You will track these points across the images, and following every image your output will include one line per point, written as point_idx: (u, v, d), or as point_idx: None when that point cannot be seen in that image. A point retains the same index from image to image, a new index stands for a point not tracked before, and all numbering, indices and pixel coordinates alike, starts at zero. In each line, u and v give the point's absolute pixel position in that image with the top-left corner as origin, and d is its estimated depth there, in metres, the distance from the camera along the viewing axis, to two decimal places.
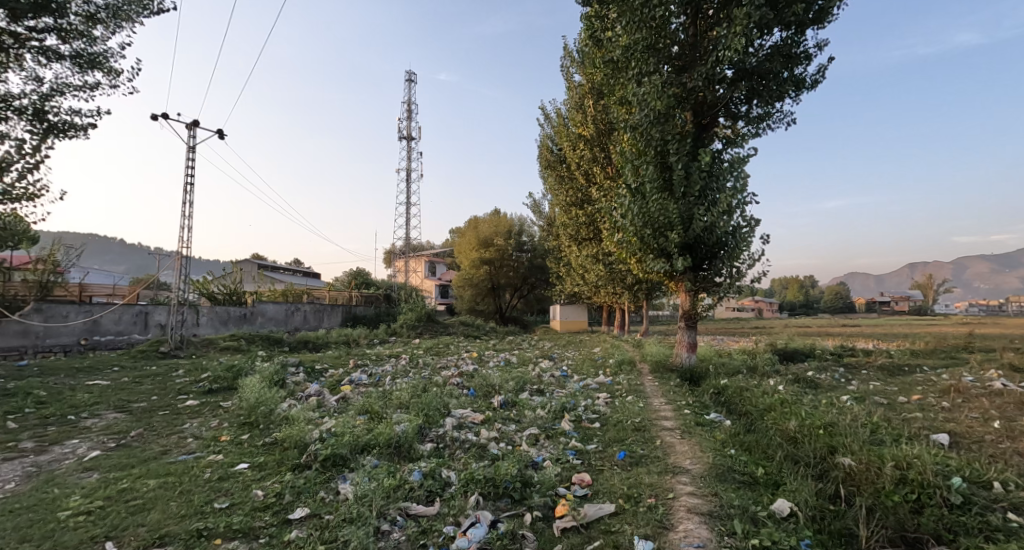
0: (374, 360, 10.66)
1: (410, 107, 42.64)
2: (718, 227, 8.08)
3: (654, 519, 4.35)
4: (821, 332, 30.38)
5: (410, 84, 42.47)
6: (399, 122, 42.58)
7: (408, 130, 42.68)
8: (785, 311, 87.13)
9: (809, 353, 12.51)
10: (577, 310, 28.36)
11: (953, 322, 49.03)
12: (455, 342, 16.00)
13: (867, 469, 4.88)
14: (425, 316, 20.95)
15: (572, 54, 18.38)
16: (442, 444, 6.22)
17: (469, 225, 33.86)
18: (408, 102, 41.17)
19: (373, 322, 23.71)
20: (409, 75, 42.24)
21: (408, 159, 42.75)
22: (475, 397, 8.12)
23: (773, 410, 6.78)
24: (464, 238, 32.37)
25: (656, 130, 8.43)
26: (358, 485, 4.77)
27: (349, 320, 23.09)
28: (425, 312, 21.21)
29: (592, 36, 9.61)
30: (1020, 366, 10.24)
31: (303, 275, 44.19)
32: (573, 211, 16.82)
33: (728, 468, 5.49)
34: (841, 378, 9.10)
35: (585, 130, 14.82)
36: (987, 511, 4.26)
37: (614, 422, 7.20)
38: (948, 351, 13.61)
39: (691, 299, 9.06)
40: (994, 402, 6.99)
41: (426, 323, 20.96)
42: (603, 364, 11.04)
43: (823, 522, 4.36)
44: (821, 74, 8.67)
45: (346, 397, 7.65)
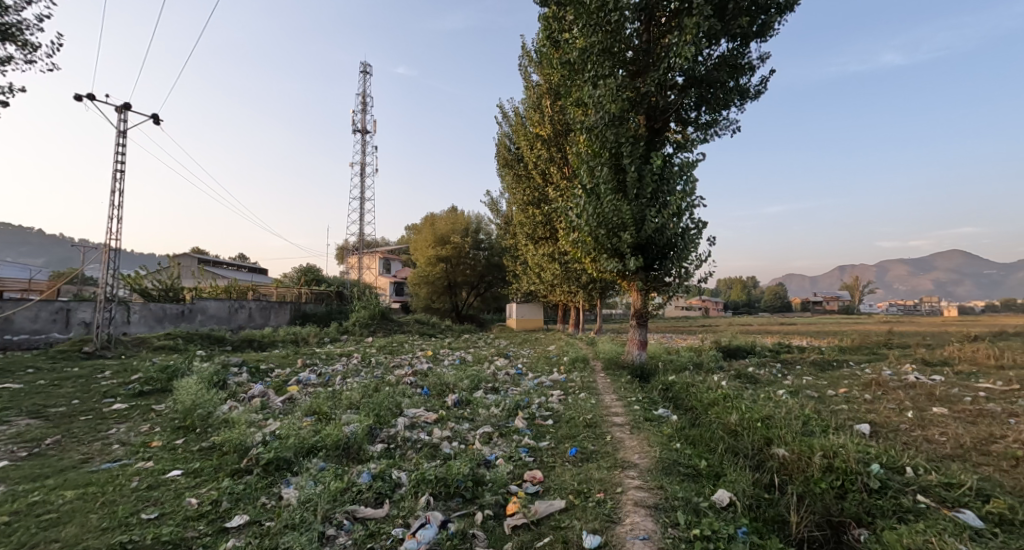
0: (324, 360, 10.29)
1: (365, 100, 41.75)
2: (668, 229, 8.34)
3: (602, 514, 4.45)
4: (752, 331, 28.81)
5: (366, 76, 41.65)
6: (353, 114, 41.74)
7: (362, 123, 41.87)
8: (728, 310, 91.55)
9: (750, 349, 13.21)
10: (534, 309, 28.67)
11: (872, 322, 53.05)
12: (409, 340, 15.72)
13: (798, 458, 5.23)
14: (379, 315, 20.48)
15: (530, 54, 18.48)
16: (393, 444, 6.11)
17: (425, 222, 33.43)
18: (362, 94, 40.76)
19: (324, 320, 22.91)
20: (363, 67, 41.48)
21: (363, 153, 42.04)
22: (429, 397, 7.99)
23: (717, 404, 7.11)
24: (420, 236, 31.92)
25: (610, 132, 8.60)
26: (304, 489, 4.61)
27: (299, 318, 22.20)
28: (380, 310, 20.74)
29: (550, 37, 9.67)
30: (931, 361, 11.23)
31: (250, 271, 42.15)
32: (529, 210, 16.94)
33: (673, 462, 5.69)
34: (778, 374, 9.63)
35: (543, 130, 14.91)
36: (900, 494, 4.63)
37: (567, 419, 7.32)
38: (871, 347, 14.76)
39: (642, 299, 9.37)
40: (909, 394, 7.64)
41: (380, 321, 20.50)
42: (557, 362, 11.18)
43: (758, 510, 4.63)
44: (764, 85, 9.11)
45: (292, 397, 7.38)
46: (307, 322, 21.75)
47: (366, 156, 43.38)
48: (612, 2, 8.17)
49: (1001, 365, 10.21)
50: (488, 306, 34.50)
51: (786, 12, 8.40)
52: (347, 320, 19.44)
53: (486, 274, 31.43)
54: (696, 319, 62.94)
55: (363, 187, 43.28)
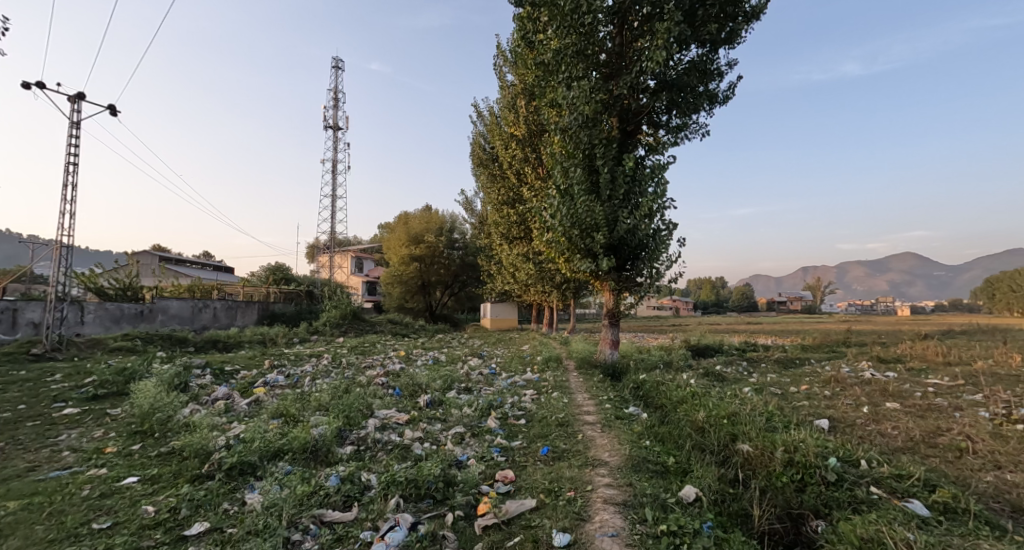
0: (292, 361, 10.05)
1: (336, 95, 41.01)
2: (640, 230, 8.48)
3: (573, 512, 4.49)
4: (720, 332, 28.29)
5: (338, 71, 40.89)
6: (324, 110, 40.95)
7: (334, 119, 41.13)
8: (698, 310, 93.60)
9: (718, 348, 13.55)
10: (509, 309, 28.72)
11: (829, 322, 55.16)
12: (381, 340, 15.52)
13: (761, 454, 5.41)
14: (351, 314, 20.13)
15: (504, 53, 18.44)
16: (363, 446, 6.03)
17: (398, 221, 33.02)
18: (333, 90, 40.06)
19: (294, 320, 22.37)
20: (335, 62, 40.66)
21: (335, 150, 41.32)
22: (401, 398, 7.91)
23: (685, 402, 7.27)
24: (394, 235, 31.55)
25: (584, 133, 8.67)
26: (269, 494, 4.49)
27: (267, 318, 21.61)
28: (352, 309, 20.40)
29: (525, 37, 9.68)
30: (885, 358, 11.76)
31: (215, 270, 40.76)
32: (504, 210, 16.97)
33: (642, 459, 5.79)
34: (744, 372, 9.92)
35: (518, 130, 14.93)
36: (855, 486, 4.83)
37: (539, 418, 7.36)
38: (831, 345, 15.35)
39: (615, 299, 9.48)
40: (865, 390, 7.99)
41: (352, 321, 20.17)
42: (531, 361, 11.23)
43: (723, 505, 4.77)
44: (732, 91, 9.34)
45: (258, 400, 7.18)
46: (275, 323, 21.19)
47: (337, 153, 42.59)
48: (586, 5, 8.24)
49: (948, 362, 10.81)
50: (462, 306, 34.37)
51: (753, 20, 8.65)
52: (317, 320, 19.05)
53: (460, 274, 31.30)
54: (667, 319, 64.35)
55: (334, 184, 42.47)
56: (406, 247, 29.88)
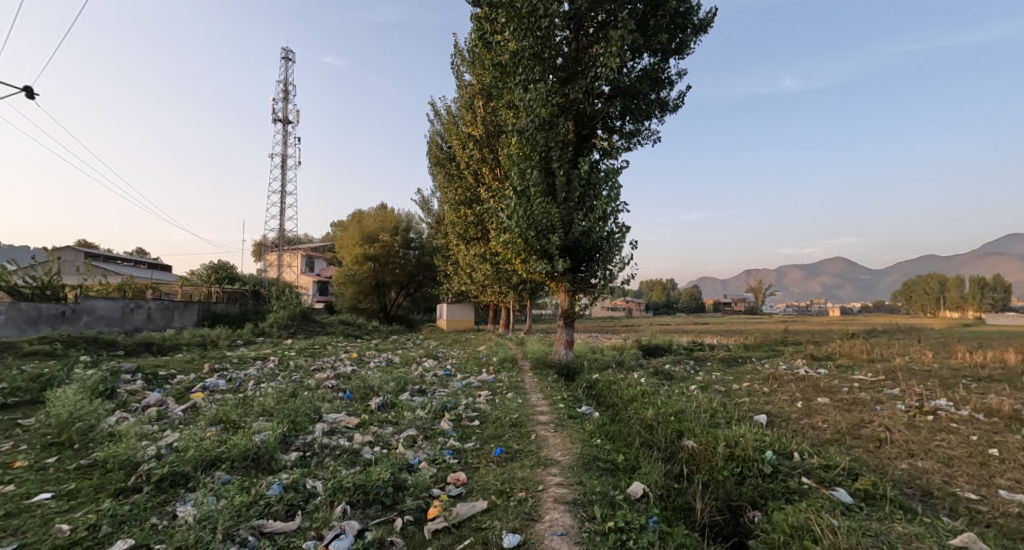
0: (235, 364, 9.55)
1: (286, 88, 39.60)
2: (594, 232, 8.64)
3: (523, 513, 4.50)
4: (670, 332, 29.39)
5: (289, 62, 39.52)
6: (274, 102, 39.46)
7: (284, 112, 39.65)
8: (651, 311, 96.93)
9: (667, 347, 14.03)
10: (468, 310, 28.60)
11: (767, 322, 58.72)
12: (333, 342, 15.03)
13: (705, 449, 5.65)
14: (300, 315, 19.41)
15: (462, 52, 18.34)
16: (309, 452, 5.82)
17: (352, 219, 32.12)
18: (283, 82, 38.68)
19: (238, 321, 21.33)
20: (285, 53, 39.24)
21: (285, 145, 39.87)
22: (351, 401, 7.69)
23: (635, 400, 7.48)
24: (347, 233, 30.66)
25: (540, 135, 8.73)
26: (202, 505, 4.23)
27: (208, 319, 20.51)
28: (301, 310, 19.66)
29: (482, 37, 9.72)
30: (818, 356, 12.56)
31: (150, 268, 38.18)
32: (461, 210, 16.87)
33: (593, 457, 5.90)
34: (690, 370, 10.31)
35: (475, 131, 14.89)
36: (788, 477, 5.11)
37: (493, 419, 7.35)
38: (770, 344, 16.25)
39: (570, 299, 9.61)
40: (799, 386, 8.51)
41: (302, 322, 19.43)
42: (486, 362, 11.21)
43: (668, 500, 4.92)
44: (682, 99, 9.68)
45: (195, 405, 6.78)
46: (217, 324, 20.14)
47: (287, 146, 41.06)
48: (543, 9, 8.35)
49: (872, 359, 11.69)
50: (419, 306, 33.93)
51: (700, 33, 9.02)
52: (264, 321, 18.21)
53: (416, 275, 30.85)
54: (622, 320, 66.02)
55: (285, 179, 40.92)
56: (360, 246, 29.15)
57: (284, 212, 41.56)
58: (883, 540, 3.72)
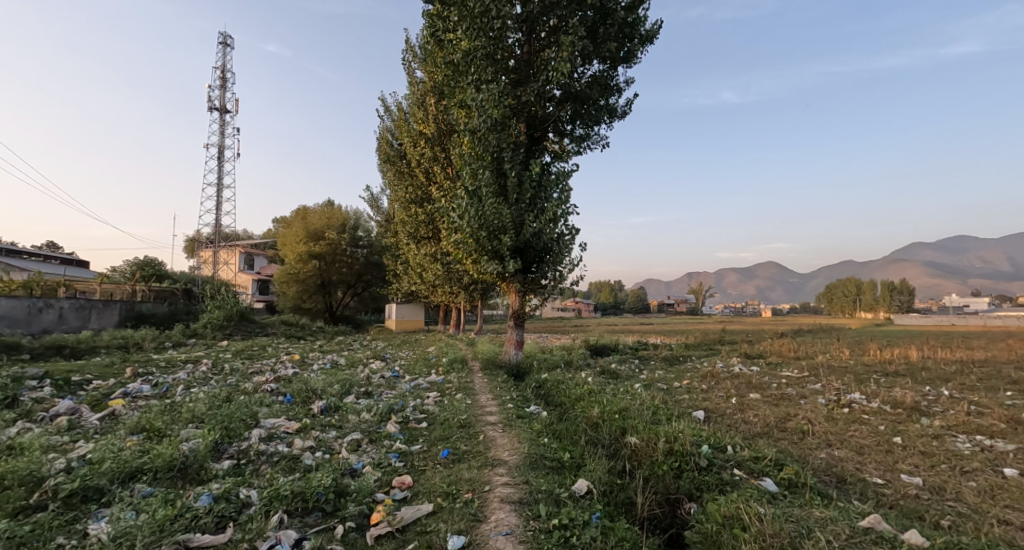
0: (162, 368, 8.87)
1: (223, 74, 37.45)
2: (544, 234, 8.76)
3: (468, 514, 4.47)
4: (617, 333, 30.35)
5: (226, 47, 37.30)
6: (210, 89, 37.21)
7: (221, 100, 37.45)
8: (599, 311, 99.59)
9: (614, 347, 14.45)
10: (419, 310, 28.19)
11: (706, 322, 61.86)
12: (273, 343, 14.33)
13: (646, 446, 5.87)
14: (237, 315, 18.36)
15: (413, 48, 18.03)
16: (244, 460, 5.51)
17: (296, 215, 30.73)
18: (219, 68, 36.51)
19: (166, 322, 19.83)
20: (222, 37, 37.07)
21: (222, 134, 37.69)
22: (292, 405, 7.36)
23: (582, 399, 7.65)
24: (290, 230, 29.31)
25: (492, 136, 8.74)
26: (119, 521, 3.89)
27: (132, 319, 19.00)
28: (239, 310, 18.60)
29: (434, 34, 9.64)
30: (751, 354, 13.35)
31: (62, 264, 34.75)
32: (412, 209, 16.58)
33: (540, 456, 5.96)
34: (635, 369, 10.66)
35: (426, 129, 14.68)
36: (722, 469, 5.39)
37: (441, 421, 7.27)
38: (709, 344, 17.12)
39: (520, 300, 9.67)
40: (733, 383, 9.01)
41: (240, 323, 18.41)
42: (436, 363, 11.08)
43: (611, 495, 5.06)
44: (630, 107, 9.99)
45: (114, 413, 6.25)
46: (141, 324, 18.71)
47: (224, 137, 38.73)
48: (495, 10, 8.36)
49: (797, 357, 12.60)
50: (367, 306, 33.04)
51: (647, 43, 9.35)
52: (197, 322, 17.09)
53: (364, 274, 30.03)
54: (572, 320, 67.36)
55: (221, 171, 38.63)
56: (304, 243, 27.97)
57: (221, 206, 39.15)
58: (804, 525, 4.00)
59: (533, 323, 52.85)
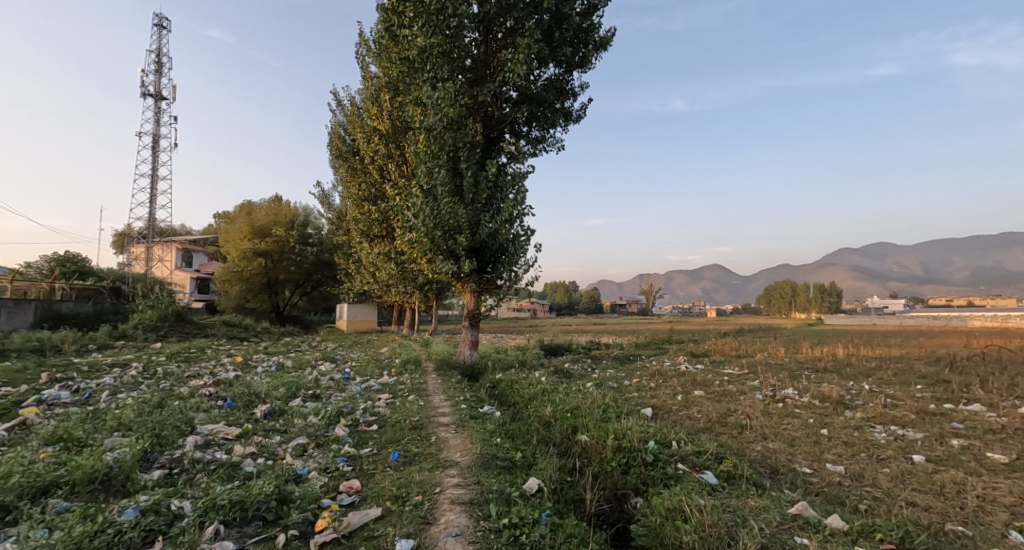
0: (84, 372, 8.18)
1: (159, 59, 35.29)
2: (500, 234, 8.79)
3: (418, 516, 4.41)
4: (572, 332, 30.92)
5: (162, 31, 35.19)
6: (145, 74, 34.97)
7: (157, 86, 35.25)
8: (555, 311, 101.06)
9: (568, 346, 14.69)
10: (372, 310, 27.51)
11: (655, 322, 64.17)
12: (213, 345, 13.58)
13: (596, 443, 6.00)
14: (173, 316, 17.27)
15: (368, 42, 17.62)
16: (177, 469, 5.17)
17: (240, 211, 29.19)
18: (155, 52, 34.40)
19: (91, 322, 18.24)
20: (157, 20, 34.91)
21: (157, 123, 35.50)
22: (232, 410, 7.00)
23: (535, 398, 7.73)
24: (234, 226, 27.83)
25: (448, 135, 8.69)
26: (28, 541, 3.54)
27: (51, 319, 17.49)
28: (175, 310, 17.48)
29: (389, 29, 9.49)
30: (696, 353, 13.95)
31: None
32: (365, 206, 16.19)
33: (491, 456, 5.97)
34: (587, 368, 10.89)
35: (381, 125, 14.39)
36: (667, 463, 5.60)
37: (392, 423, 7.14)
38: (657, 343, 17.75)
39: (475, 300, 9.65)
40: (679, 380, 9.39)
41: (175, 323, 17.33)
42: (388, 364, 10.86)
43: (561, 493, 5.13)
44: (585, 111, 10.18)
45: (26, 423, 5.71)
46: (62, 324, 17.22)
47: (159, 126, 36.33)
48: (451, 9, 8.32)
49: (739, 355, 13.28)
50: (317, 306, 31.97)
51: (601, 49, 9.57)
52: (126, 322, 15.94)
53: (314, 273, 29.01)
54: (526, 320, 68.04)
55: (157, 162, 36.29)
56: (249, 240, 26.64)
57: (156, 199, 36.63)
58: (740, 514, 4.21)
59: (489, 323, 52.90)
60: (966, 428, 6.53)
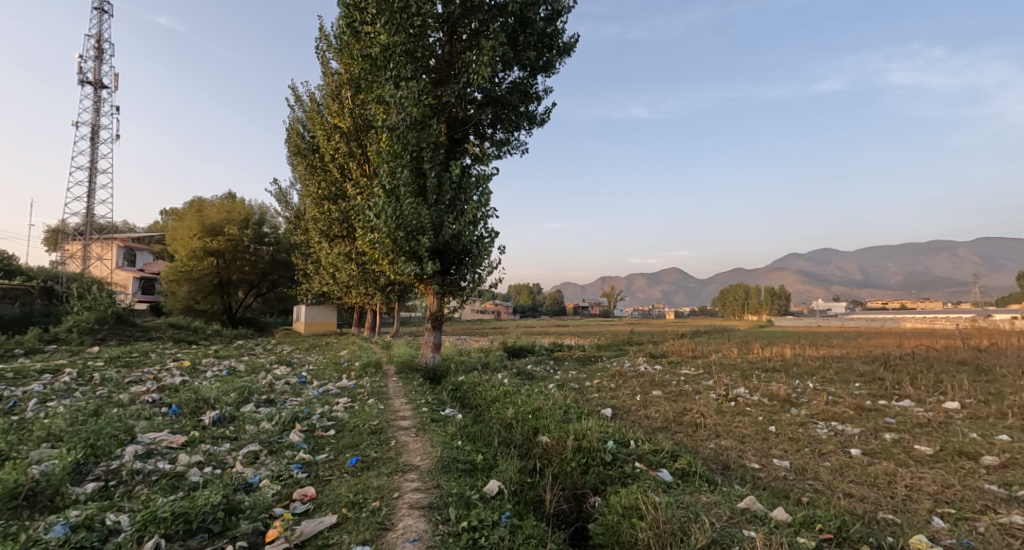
0: (8, 380, 7.55)
1: (99, 45, 33.19)
2: (464, 236, 8.74)
3: (375, 522, 4.31)
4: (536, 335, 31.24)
5: (102, 15, 33.09)
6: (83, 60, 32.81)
7: (96, 73, 33.12)
8: (519, 312, 101.69)
9: (531, 348, 14.79)
10: (327, 312, 26.99)
11: (617, 324, 65.58)
12: (156, 349, 12.84)
13: (556, 444, 6.07)
14: (112, 318, 16.23)
15: (328, 38, 17.20)
16: (113, 481, 4.85)
17: (191, 208, 27.77)
18: (94, 38, 32.32)
19: (17, 324, 16.87)
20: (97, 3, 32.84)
21: (96, 112, 33.33)
22: (178, 417, 6.64)
23: (497, 401, 7.72)
24: (183, 223, 26.46)
25: (412, 135, 8.60)
26: None
27: None
28: (115, 312, 16.48)
29: (351, 26, 9.32)
30: (655, 354, 14.33)
31: None
32: (325, 206, 15.78)
33: (452, 459, 5.91)
34: (549, 370, 10.99)
35: (342, 123, 14.06)
36: (625, 462, 5.71)
37: (350, 427, 6.97)
38: (618, 345, 18.13)
39: (438, 302, 9.56)
40: (638, 381, 9.61)
41: (115, 326, 16.31)
42: (348, 368, 10.59)
43: (521, 494, 5.14)
44: (549, 115, 10.29)
45: None
46: None
47: (98, 115, 34.11)
48: (415, 7, 8.26)
49: (695, 356, 13.74)
50: (271, 308, 31.14)
51: (565, 55, 9.71)
52: (59, 325, 14.84)
53: (269, 273, 28.06)
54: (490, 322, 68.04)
55: (95, 154, 34.03)
56: (199, 239, 25.39)
57: (95, 193, 34.31)
58: (693, 510, 4.35)
59: (452, 326, 52.42)
60: (898, 423, 7.00)
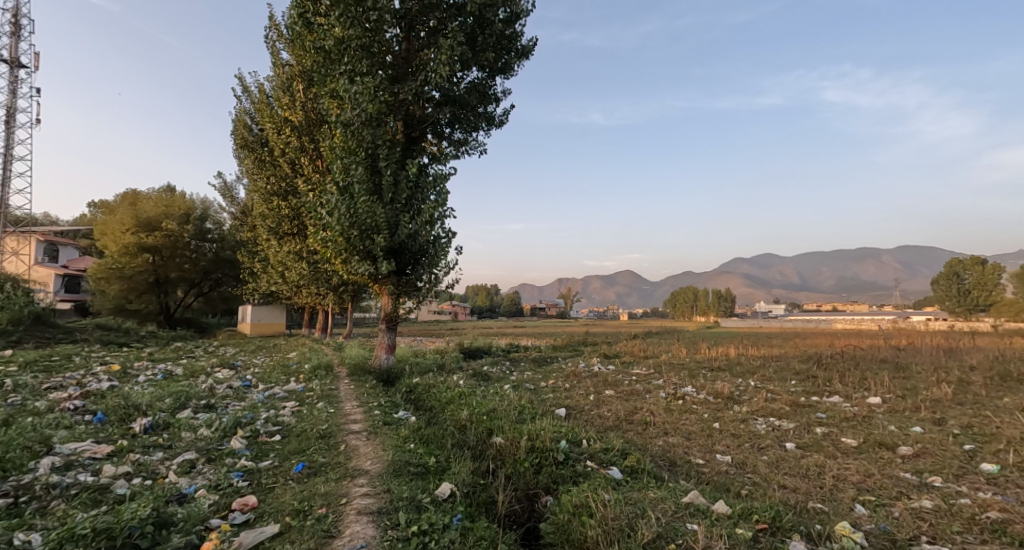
0: None
1: (16, 21, 30.42)
2: (421, 235, 8.61)
3: (319, 530, 4.16)
4: (494, 335, 31.32)
5: None
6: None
7: (14, 51, 30.34)
8: (477, 313, 101.40)
9: (488, 349, 14.78)
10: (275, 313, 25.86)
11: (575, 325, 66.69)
12: (80, 352, 11.87)
13: (510, 445, 6.09)
14: (29, 318, 15.02)
15: (279, 28, 16.56)
16: (25, 496, 4.42)
17: (125, 201, 25.91)
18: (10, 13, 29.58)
19: None
20: None
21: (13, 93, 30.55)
22: (104, 425, 6.16)
23: (452, 402, 7.65)
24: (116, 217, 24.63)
25: (367, 131, 8.42)
26: None
27: None
28: (33, 312, 15.25)
29: (303, 16, 9.01)
30: (608, 355, 14.66)
31: None
32: (274, 202, 15.15)
33: (403, 463, 5.79)
34: (505, 370, 11.02)
35: (293, 116, 13.56)
36: (576, 461, 5.79)
37: (297, 432, 6.69)
38: (573, 345, 18.43)
39: (393, 303, 9.33)
40: (592, 381, 9.79)
41: (32, 327, 15.01)
42: (297, 370, 10.19)
43: (473, 496, 5.11)
44: (507, 117, 10.33)
45: None
46: None
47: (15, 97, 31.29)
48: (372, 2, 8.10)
49: (646, 356, 14.18)
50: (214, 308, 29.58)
51: (523, 58, 9.79)
52: None
53: (211, 271, 26.66)
54: (448, 323, 67.48)
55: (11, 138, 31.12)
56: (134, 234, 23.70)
57: (9, 181, 31.34)
58: (640, 506, 4.47)
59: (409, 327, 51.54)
60: (828, 417, 7.48)
